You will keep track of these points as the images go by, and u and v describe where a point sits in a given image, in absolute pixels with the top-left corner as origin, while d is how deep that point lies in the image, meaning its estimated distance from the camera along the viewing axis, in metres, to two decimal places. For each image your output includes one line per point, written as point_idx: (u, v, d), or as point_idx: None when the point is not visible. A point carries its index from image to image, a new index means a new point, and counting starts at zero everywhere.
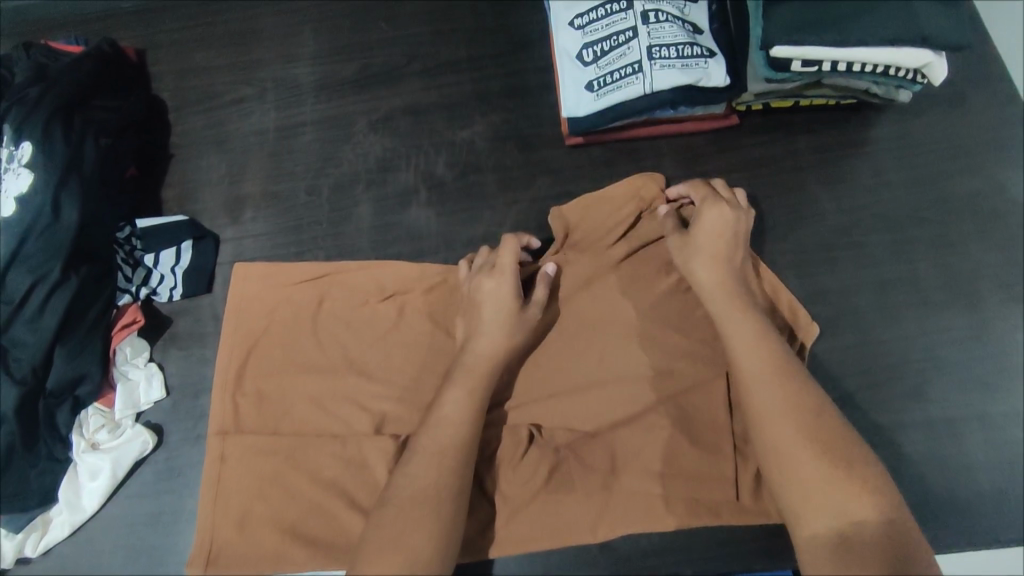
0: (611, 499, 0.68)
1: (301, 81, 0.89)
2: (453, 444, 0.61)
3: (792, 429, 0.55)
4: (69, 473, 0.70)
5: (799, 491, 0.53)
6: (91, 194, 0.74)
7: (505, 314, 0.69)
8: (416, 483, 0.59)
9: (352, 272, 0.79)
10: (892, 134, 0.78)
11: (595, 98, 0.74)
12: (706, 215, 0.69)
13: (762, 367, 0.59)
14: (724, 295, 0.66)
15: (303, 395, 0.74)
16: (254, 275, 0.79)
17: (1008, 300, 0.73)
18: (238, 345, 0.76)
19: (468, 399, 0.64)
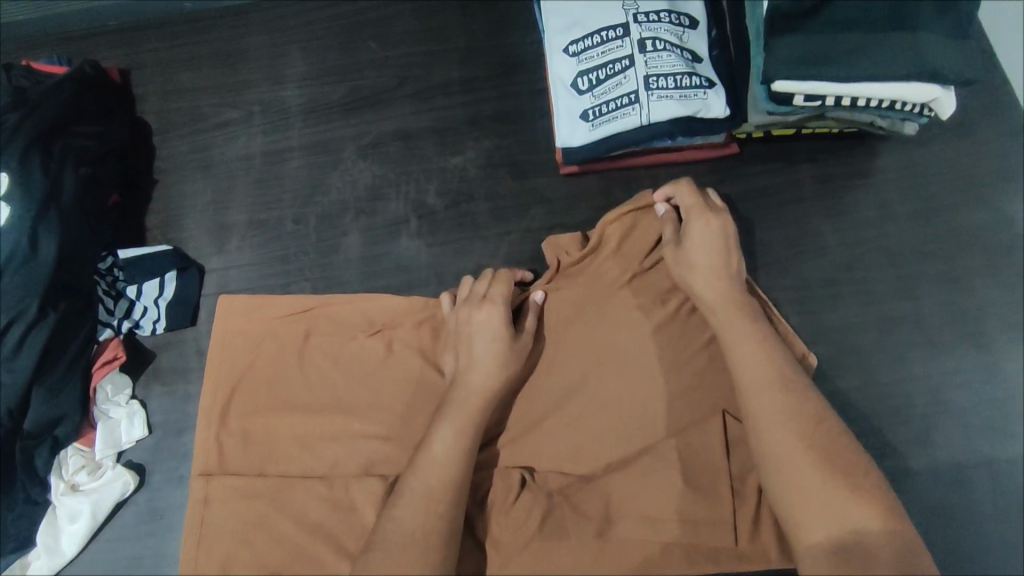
0: (608, 547, 0.60)
1: (288, 104, 0.86)
2: (442, 486, 0.57)
3: (793, 437, 0.52)
4: (49, 515, 0.68)
5: (796, 500, 0.50)
6: (70, 225, 0.72)
7: (496, 346, 0.65)
8: (402, 527, 0.55)
9: (338, 303, 0.74)
10: (897, 164, 0.75)
11: (591, 128, 0.71)
12: (698, 225, 0.65)
13: (761, 373, 0.56)
14: (720, 293, 0.63)
15: (286, 434, 0.69)
16: (235, 307, 0.74)
17: (1016, 340, 0.69)
18: (222, 384, 0.71)
19: (460, 436, 0.60)
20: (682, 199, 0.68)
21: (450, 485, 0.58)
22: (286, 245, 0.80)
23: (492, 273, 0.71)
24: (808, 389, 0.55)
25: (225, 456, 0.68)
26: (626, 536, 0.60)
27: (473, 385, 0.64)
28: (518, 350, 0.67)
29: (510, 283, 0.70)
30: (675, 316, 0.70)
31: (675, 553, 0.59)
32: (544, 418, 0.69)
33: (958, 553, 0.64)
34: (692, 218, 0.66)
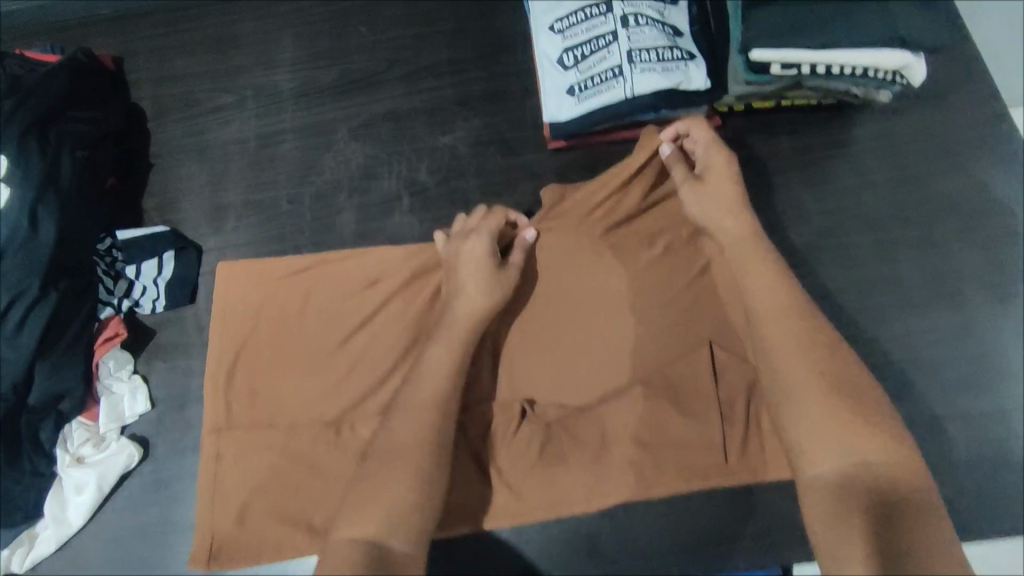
0: (603, 471, 0.65)
1: (280, 87, 0.88)
2: (435, 402, 0.60)
3: (805, 366, 0.54)
4: (55, 487, 0.70)
5: (806, 423, 0.52)
6: (68, 205, 0.73)
7: (483, 274, 0.67)
8: (398, 436, 0.57)
9: (335, 262, 0.76)
10: (874, 134, 0.77)
11: (577, 102, 0.73)
12: (715, 166, 0.67)
13: (776, 306, 0.58)
14: (735, 227, 0.65)
15: (291, 396, 0.71)
16: (231, 276, 0.75)
17: (993, 299, 0.70)
18: (227, 347, 0.73)
19: (451, 351, 0.63)
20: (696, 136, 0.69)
21: (441, 400, 0.60)
22: (282, 224, 0.82)
23: (484, 209, 0.73)
24: (821, 322, 0.57)
25: (237, 414, 0.71)
26: (621, 458, 0.65)
27: (460, 312, 0.66)
28: (504, 282, 0.68)
29: (502, 220, 0.71)
30: (662, 266, 0.72)
31: (668, 470, 0.64)
32: (538, 382, 0.70)
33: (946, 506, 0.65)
34: (708, 158, 0.68)
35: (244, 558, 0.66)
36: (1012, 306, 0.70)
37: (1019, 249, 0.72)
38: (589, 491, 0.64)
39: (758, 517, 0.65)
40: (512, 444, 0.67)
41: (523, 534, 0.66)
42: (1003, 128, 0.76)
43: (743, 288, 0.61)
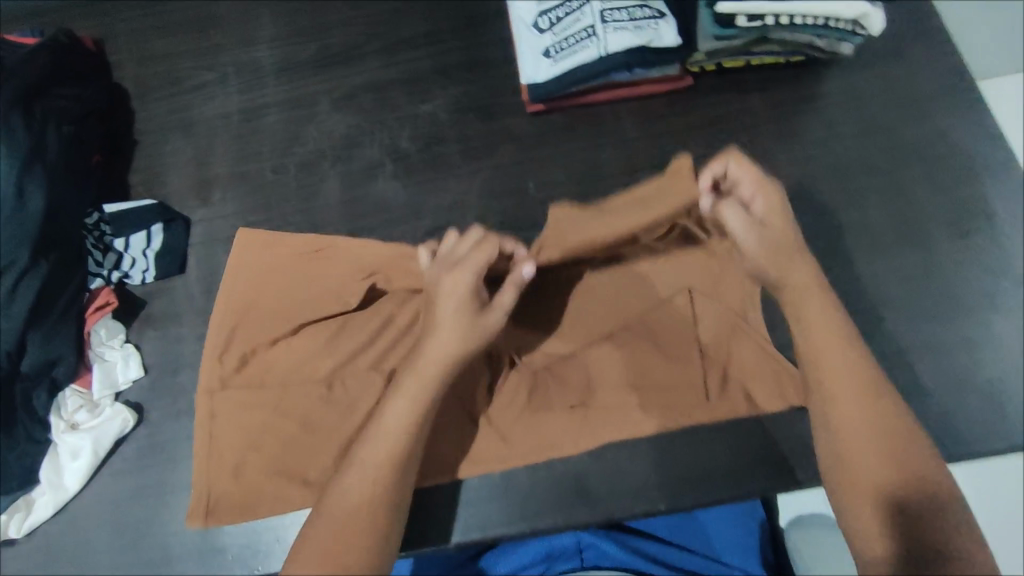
0: (588, 416, 0.68)
1: (262, 64, 0.89)
2: (388, 458, 0.59)
3: (865, 438, 0.55)
4: (51, 453, 0.71)
5: (867, 491, 0.54)
6: (56, 179, 0.74)
7: (460, 316, 0.62)
8: (348, 499, 0.57)
9: (340, 245, 0.76)
10: (839, 88, 0.80)
11: (553, 64, 0.76)
12: (765, 201, 0.63)
13: (841, 374, 0.58)
14: (795, 273, 0.61)
15: (283, 357, 0.73)
16: (251, 240, 0.78)
17: (956, 237, 0.73)
18: (229, 312, 0.75)
19: (411, 407, 0.61)
20: (737, 172, 0.64)
21: (397, 458, 0.59)
22: (268, 193, 0.83)
23: (478, 236, 0.66)
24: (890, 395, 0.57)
25: (240, 372, 0.73)
26: (605, 402, 0.68)
27: (431, 352, 0.62)
28: (484, 325, 0.63)
29: (493, 253, 0.65)
30: None
31: (651, 410, 0.67)
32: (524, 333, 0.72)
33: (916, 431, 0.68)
34: (761, 204, 0.63)
35: (241, 514, 0.68)
36: (974, 242, 0.73)
37: (979, 189, 0.75)
38: (575, 434, 0.67)
39: (739, 450, 0.67)
40: (502, 393, 0.70)
41: (511, 478, 0.68)
42: (961, 77, 0.79)
43: (805, 343, 0.60)
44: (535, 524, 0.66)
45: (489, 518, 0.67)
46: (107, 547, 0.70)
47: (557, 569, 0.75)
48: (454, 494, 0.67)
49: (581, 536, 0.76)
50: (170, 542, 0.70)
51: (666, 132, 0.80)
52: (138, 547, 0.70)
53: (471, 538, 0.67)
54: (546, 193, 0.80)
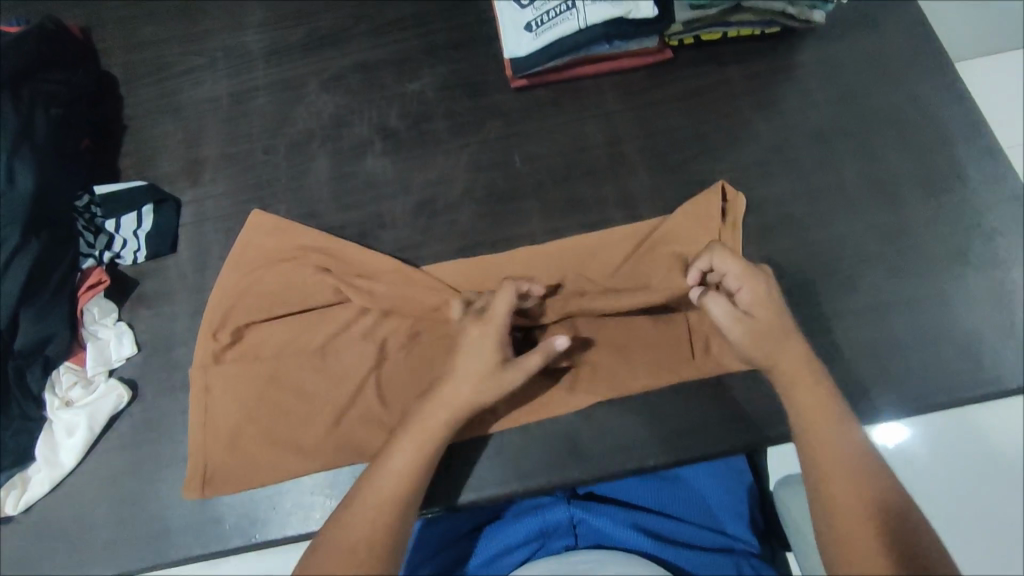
0: (580, 376, 0.71)
1: (251, 48, 0.90)
2: (391, 498, 0.60)
3: (856, 504, 0.59)
4: (46, 430, 0.72)
5: (853, 554, 0.57)
6: (45, 162, 0.74)
7: (478, 368, 0.64)
8: (349, 536, 0.59)
9: (350, 249, 0.77)
10: (816, 58, 0.82)
11: (534, 37, 0.78)
12: (751, 291, 0.66)
13: (837, 449, 0.61)
14: (784, 353, 0.65)
15: (279, 332, 0.74)
16: (262, 223, 0.78)
17: (928, 196, 0.76)
18: (227, 293, 0.76)
19: (416, 449, 0.62)
20: (723, 263, 0.67)
21: (397, 500, 0.60)
22: (258, 174, 0.84)
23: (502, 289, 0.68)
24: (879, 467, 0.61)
25: (236, 347, 0.74)
26: (596, 361, 0.72)
27: (447, 397, 0.63)
28: (501, 380, 0.63)
29: (512, 304, 0.65)
30: (618, 191, 0.79)
31: (641, 369, 0.71)
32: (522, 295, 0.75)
33: (893, 381, 0.70)
34: (747, 291, 0.66)
35: (237, 486, 0.69)
36: (945, 200, 0.75)
37: (951, 150, 0.77)
38: (565, 396, 0.70)
39: (721, 405, 0.70)
40: None
41: (504, 441, 0.70)
42: (933, 43, 0.82)
43: (795, 415, 0.64)
44: (525, 477, 0.69)
45: (484, 479, 0.69)
46: (104, 521, 0.71)
47: (552, 546, 0.75)
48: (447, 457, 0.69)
49: (574, 512, 0.75)
50: (165, 515, 0.71)
51: (647, 103, 0.82)
52: (133, 521, 0.70)
53: (466, 499, 0.68)
54: (533, 165, 0.80)
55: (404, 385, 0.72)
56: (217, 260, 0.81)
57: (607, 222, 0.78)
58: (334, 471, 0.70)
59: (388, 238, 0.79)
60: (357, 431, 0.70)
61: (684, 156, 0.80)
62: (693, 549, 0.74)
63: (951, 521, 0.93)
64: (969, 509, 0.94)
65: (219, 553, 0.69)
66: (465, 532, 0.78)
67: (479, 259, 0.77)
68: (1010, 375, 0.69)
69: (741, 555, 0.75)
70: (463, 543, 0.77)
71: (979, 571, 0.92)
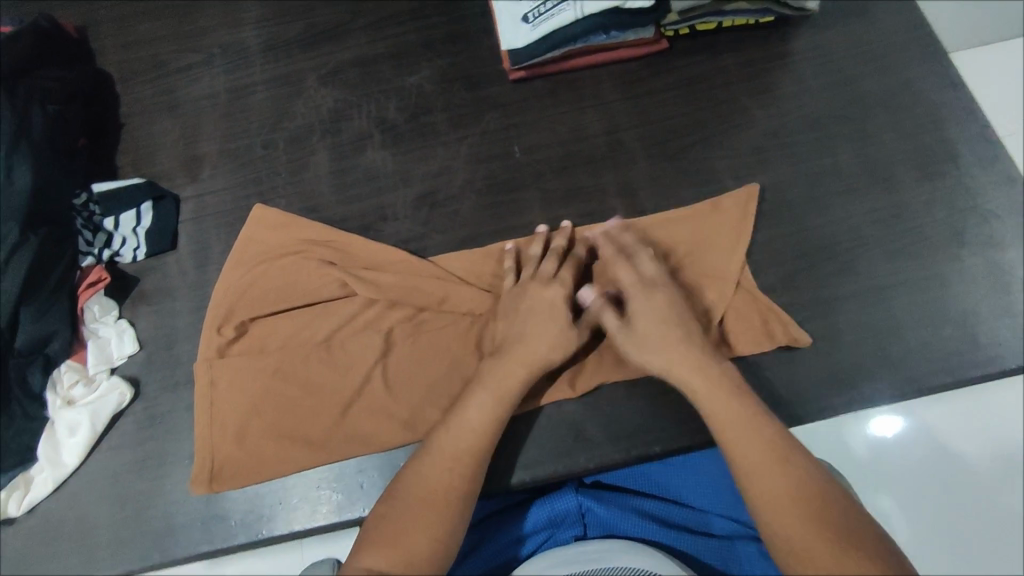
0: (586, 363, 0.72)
1: (248, 44, 0.89)
2: (467, 450, 0.62)
3: (761, 450, 0.60)
4: (47, 429, 0.71)
5: (792, 531, 0.56)
6: (42, 158, 0.74)
7: (551, 325, 0.68)
8: (428, 486, 0.60)
9: (360, 241, 0.77)
10: (810, 46, 0.83)
11: (532, 28, 0.79)
12: (643, 299, 0.68)
13: (721, 400, 0.63)
14: (673, 322, 0.67)
15: (287, 325, 0.74)
16: (267, 218, 0.78)
17: (923, 179, 0.77)
18: (230, 292, 0.75)
19: (489, 406, 0.64)
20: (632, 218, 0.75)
21: (471, 455, 0.62)
22: (258, 169, 0.84)
23: (557, 251, 0.72)
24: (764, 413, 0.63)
25: (242, 340, 0.74)
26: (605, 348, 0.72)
27: (522, 353, 0.66)
28: (574, 337, 0.68)
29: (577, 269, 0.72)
30: (619, 178, 0.79)
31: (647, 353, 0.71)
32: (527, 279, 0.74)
33: (895, 361, 0.71)
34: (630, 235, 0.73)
35: (246, 476, 0.69)
36: (939, 182, 0.77)
37: (944, 134, 0.78)
38: (573, 377, 0.71)
39: None
40: None
41: (513, 429, 0.70)
42: (924, 29, 0.83)
43: (692, 388, 0.64)
44: (533, 463, 0.69)
45: (493, 469, 0.69)
46: (107, 520, 0.70)
47: (560, 537, 0.74)
48: None
49: (583, 501, 0.75)
50: (169, 512, 0.70)
51: (644, 93, 0.82)
52: (138, 519, 0.70)
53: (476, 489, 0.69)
54: (532, 156, 0.81)
55: (414, 373, 0.71)
56: (217, 256, 0.80)
57: (608, 210, 0.78)
58: (341, 463, 0.70)
59: (390, 230, 0.79)
60: (367, 421, 0.70)
61: (682, 143, 0.80)
62: (691, 533, 0.74)
63: (953, 509, 0.95)
64: (967, 493, 0.95)
65: (224, 550, 0.69)
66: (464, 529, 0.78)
67: (485, 250, 0.77)
68: (1007, 354, 0.70)
69: (738, 538, 0.75)
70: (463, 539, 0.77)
71: (978, 556, 0.93)
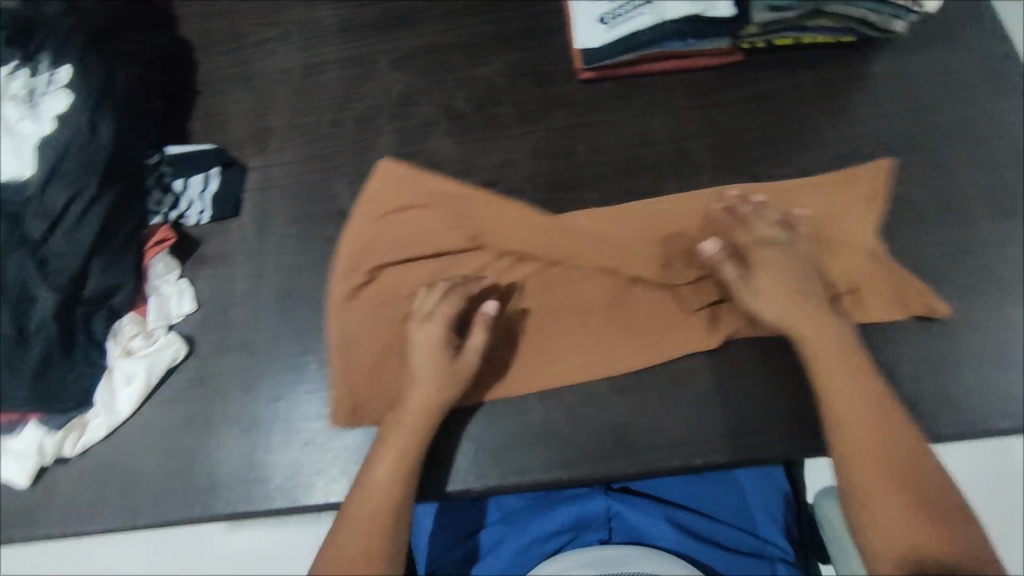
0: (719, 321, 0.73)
1: (325, 23, 0.91)
2: (381, 507, 0.64)
3: (861, 409, 0.63)
4: (105, 377, 0.74)
5: (878, 487, 0.60)
6: (124, 117, 0.77)
7: (434, 361, 0.68)
8: (345, 551, 0.62)
9: (487, 201, 0.78)
10: (892, 69, 0.81)
11: (608, 29, 0.79)
12: (771, 252, 0.70)
13: (830, 356, 0.65)
14: (791, 279, 0.68)
15: (416, 270, 0.76)
16: (396, 169, 0.80)
17: (999, 216, 0.74)
18: (362, 237, 0.78)
19: (393, 456, 0.66)
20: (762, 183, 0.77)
21: (386, 509, 0.64)
22: (324, 146, 0.85)
23: (443, 288, 0.72)
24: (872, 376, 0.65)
25: (372, 284, 0.76)
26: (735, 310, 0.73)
27: (415, 397, 0.68)
28: (460, 367, 0.68)
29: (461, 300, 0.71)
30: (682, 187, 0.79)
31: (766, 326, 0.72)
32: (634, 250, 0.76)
33: (955, 400, 0.69)
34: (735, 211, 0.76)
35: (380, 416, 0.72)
36: (1017, 221, 0.74)
37: None
38: (707, 329, 0.72)
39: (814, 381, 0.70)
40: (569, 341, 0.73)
41: (553, 427, 0.71)
42: (1013, 62, 0.80)
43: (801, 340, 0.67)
44: (571, 462, 0.69)
45: (530, 464, 0.69)
46: (153, 470, 0.72)
47: (585, 537, 0.75)
48: (495, 438, 0.71)
49: (612, 503, 0.76)
50: (212, 469, 0.72)
51: (716, 103, 0.81)
52: (183, 472, 0.72)
53: (511, 482, 0.69)
54: (595, 157, 0.81)
55: (544, 322, 0.74)
56: (278, 226, 0.82)
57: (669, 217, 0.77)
58: None
59: None
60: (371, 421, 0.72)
61: (749, 158, 0.79)
62: (724, 550, 0.74)
63: None
64: None
65: (263, 513, 0.71)
66: (491, 522, 0.78)
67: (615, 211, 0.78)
68: None
69: (772, 559, 0.74)
70: (490, 532, 0.77)
71: None
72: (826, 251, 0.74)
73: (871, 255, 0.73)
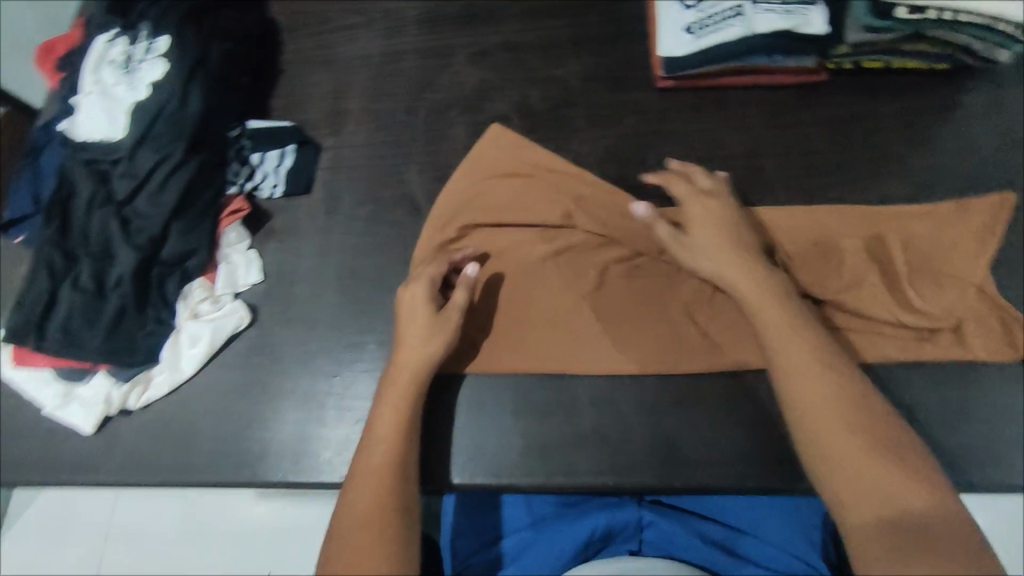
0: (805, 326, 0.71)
1: (407, 13, 0.93)
2: (384, 465, 0.61)
3: (821, 384, 0.58)
4: (172, 337, 0.76)
5: (841, 466, 0.55)
6: (214, 88, 0.79)
7: (420, 318, 0.69)
8: (357, 508, 0.59)
9: (587, 181, 0.79)
10: (983, 102, 0.78)
11: (694, 39, 0.79)
12: (698, 205, 0.71)
13: (779, 330, 0.62)
14: (734, 248, 0.68)
15: (509, 241, 0.77)
16: (503, 136, 0.83)
17: None
18: (459, 198, 0.80)
19: (396, 412, 0.65)
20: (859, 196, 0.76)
21: (393, 465, 0.62)
22: (396, 133, 0.87)
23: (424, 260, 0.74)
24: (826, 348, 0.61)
25: (462, 242, 0.78)
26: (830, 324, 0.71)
27: (402, 354, 0.68)
28: (445, 323, 0.69)
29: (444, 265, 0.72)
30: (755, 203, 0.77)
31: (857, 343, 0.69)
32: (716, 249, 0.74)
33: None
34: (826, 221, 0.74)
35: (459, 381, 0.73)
36: None
37: None
38: None
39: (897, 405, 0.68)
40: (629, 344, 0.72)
41: (602, 432, 0.70)
42: None
43: (753, 314, 0.64)
44: (619, 469, 0.68)
45: (577, 466, 0.69)
46: (209, 431, 0.74)
47: (615, 543, 0.75)
48: (544, 436, 0.70)
49: (644, 514, 0.75)
50: (266, 436, 0.74)
51: (795, 121, 0.80)
52: (238, 436, 0.74)
53: (557, 482, 0.69)
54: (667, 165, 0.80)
55: (625, 305, 0.74)
56: (346, 207, 0.84)
57: None
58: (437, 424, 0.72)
59: None
60: None
61: (826, 180, 0.77)
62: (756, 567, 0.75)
63: None
64: None
65: (311, 484, 0.72)
66: (523, 526, 0.77)
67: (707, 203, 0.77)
68: None
69: None
70: (522, 535, 0.76)
71: None
72: (932, 276, 0.71)
73: (977, 288, 0.70)
